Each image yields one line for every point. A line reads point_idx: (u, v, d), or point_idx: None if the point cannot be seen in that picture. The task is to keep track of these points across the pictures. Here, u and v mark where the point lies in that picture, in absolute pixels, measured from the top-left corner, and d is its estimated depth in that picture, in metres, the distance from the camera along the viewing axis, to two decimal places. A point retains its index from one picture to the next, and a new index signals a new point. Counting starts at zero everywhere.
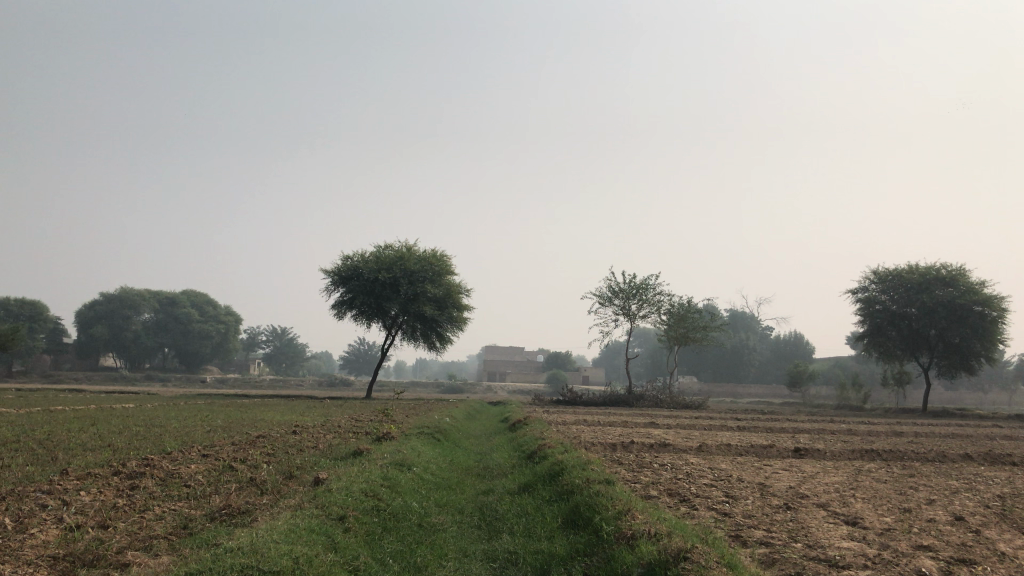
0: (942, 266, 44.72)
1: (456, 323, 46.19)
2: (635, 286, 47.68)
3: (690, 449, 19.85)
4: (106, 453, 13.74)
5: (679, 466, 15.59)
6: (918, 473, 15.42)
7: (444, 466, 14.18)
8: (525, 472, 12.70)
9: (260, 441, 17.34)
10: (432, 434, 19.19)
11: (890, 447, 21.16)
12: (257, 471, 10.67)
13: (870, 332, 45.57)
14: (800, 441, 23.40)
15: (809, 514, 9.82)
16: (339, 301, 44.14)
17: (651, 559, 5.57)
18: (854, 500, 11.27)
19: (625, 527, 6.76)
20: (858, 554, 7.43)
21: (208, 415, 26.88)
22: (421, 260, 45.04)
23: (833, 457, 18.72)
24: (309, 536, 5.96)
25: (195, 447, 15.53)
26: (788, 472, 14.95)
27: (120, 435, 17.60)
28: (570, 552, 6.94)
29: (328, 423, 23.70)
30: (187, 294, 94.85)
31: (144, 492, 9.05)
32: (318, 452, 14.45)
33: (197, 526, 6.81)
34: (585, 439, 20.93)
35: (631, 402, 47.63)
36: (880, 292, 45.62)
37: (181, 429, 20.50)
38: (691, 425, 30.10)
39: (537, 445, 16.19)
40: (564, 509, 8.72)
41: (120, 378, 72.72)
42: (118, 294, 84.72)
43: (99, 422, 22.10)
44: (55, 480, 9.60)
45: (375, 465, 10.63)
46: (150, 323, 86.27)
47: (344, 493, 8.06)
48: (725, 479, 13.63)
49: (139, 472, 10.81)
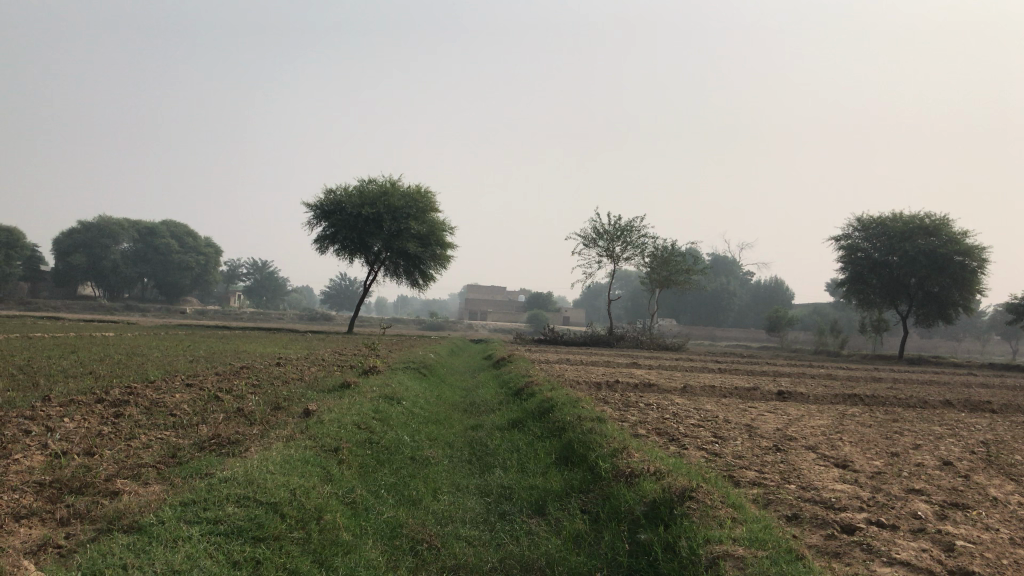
0: (926, 216, 44.67)
1: (440, 261, 45.94)
2: (620, 228, 47.43)
3: (675, 390, 19.94)
4: (89, 380, 13.58)
5: (665, 406, 15.61)
6: (901, 419, 15.49)
7: (431, 400, 14.08)
8: (513, 408, 12.66)
9: (245, 372, 17.21)
10: (417, 369, 19.10)
11: (871, 392, 21.40)
12: (243, 401, 10.51)
13: (851, 280, 45.83)
14: (782, 384, 23.63)
15: (799, 456, 9.84)
16: (322, 235, 43.69)
17: (654, 497, 5.47)
18: (842, 444, 11.26)
19: (623, 465, 6.66)
20: (852, 496, 7.39)
21: (190, 345, 26.66)
22: (405, 196, 44.50)
23: (816, 401, 18.77)
24: (303, 467, 5.81)
25: (177, 376, 15.38)
26: (774, 414, 14.98)
27: (102, 364, 17.43)
28: (567, 489, 6.86)
29: (311, 356, 23.64)
30: (166, 223, 93.54)
31: (130, 420, 8.86)
32: (304, 384, 14.30)
33: (186, 455, 6.64)
34: (570, 378, 21.02)
35: (612, 342, 47.86)
36: (862, 240, 45.74)
37: (162, 358, 20.29)
38: (672, 366, 30.21)
39: (524, 383, 16.11)
40: (557, 445, 8.62)
41: (98, 307, 72.07)
42: (96, 223, 83.27)
43: (78, 350, 21.83)
44: (37, 406, 9.41)
45: (365, 398, 10.50)
46: (129, 253, 85.20)
47: (336, 425, 7.92)
48: (712, 419, 13.64)
49: (123, 399, 10.65)
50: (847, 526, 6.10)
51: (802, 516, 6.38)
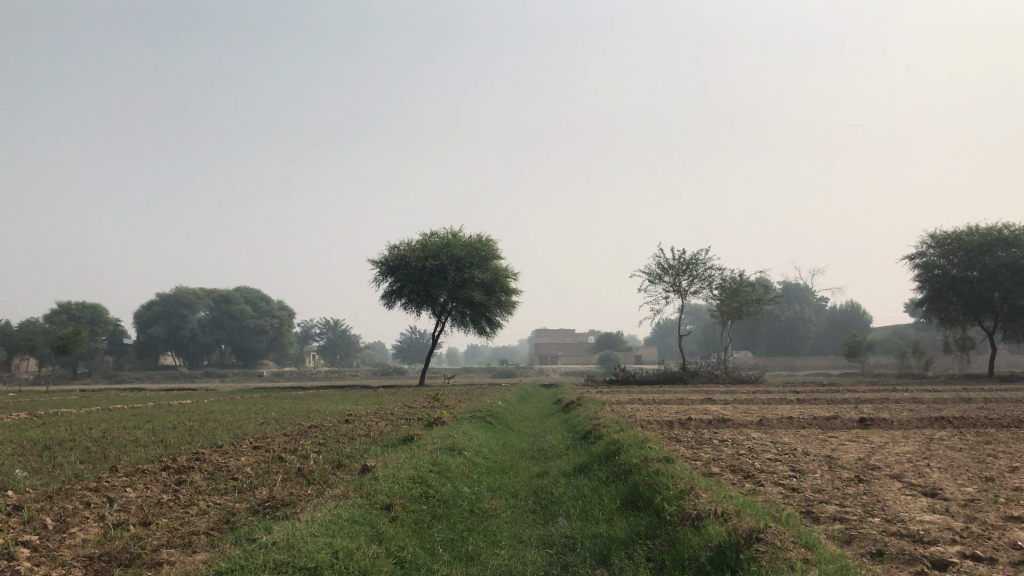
0: (1003, 227, 42.84)
1: (506, 307, 45.78)
2: (685, 262, 46.75)
3: (751, 424, 19.22)
4: (159, 448, 13.69)
5: (740, 442, 15.02)
6: (994, 441, 14.57)
7: (496, 449, 13.79)
8: (580, 452, 12.30)
9: (312, 431, 17.20)
10: (483, 417, 18.85)
11: (960, 414, 20.23)
12: (305, 461, 10.41)
13: (930, 298, 44.18)
14: (865, 411, 22.54)
15: (883, 486, 9.28)
16: (389, 290, 44.18)
17: (720, 541, 5.12)
18: (931, 471, 10.58)
19: (688, 508, 6.30)
20: (944, 528, 6.85)
21: (262, 408, 26.92)
22: (468, 246, 44.73)
23: (901, 426, 17.84)
24: (351, 527, 5.63)
25: (246, 439, 15.44)
26: (855, 443, 14.28)
27: (174, 431, 17.65)
28: (631, 536, 6.52)
29: (380, 411, 23.61)
30: (240, 290, 96.07)
31: (190, 486, 8.84)
32: (369, 439, 14.17)
33: (239, 520, 6.53)
34: (641, 418, 20.47)
35: (686, 378, 46.87)
36: (938, 256, 44.00)
37: (233, 422, 20.49)
38: (748, 399, 29.25)
39: (592, 425, 15.71)
40: (622, 490, 8.26)
41: (179, 376, 74.00)
42: (173, 294, 86.00)
43: (153, 418, 22.22)
44: (103, 478, 9.47)
45: (424, 451, 10.31)
46: (206, 320, 87.59)
47: (391, 480, 7.72)
48: (790, 453, 13.05)
49: (188, 466, 10.66)
50: (939, 562, 5.61)
51: (888, 552, 5.92)
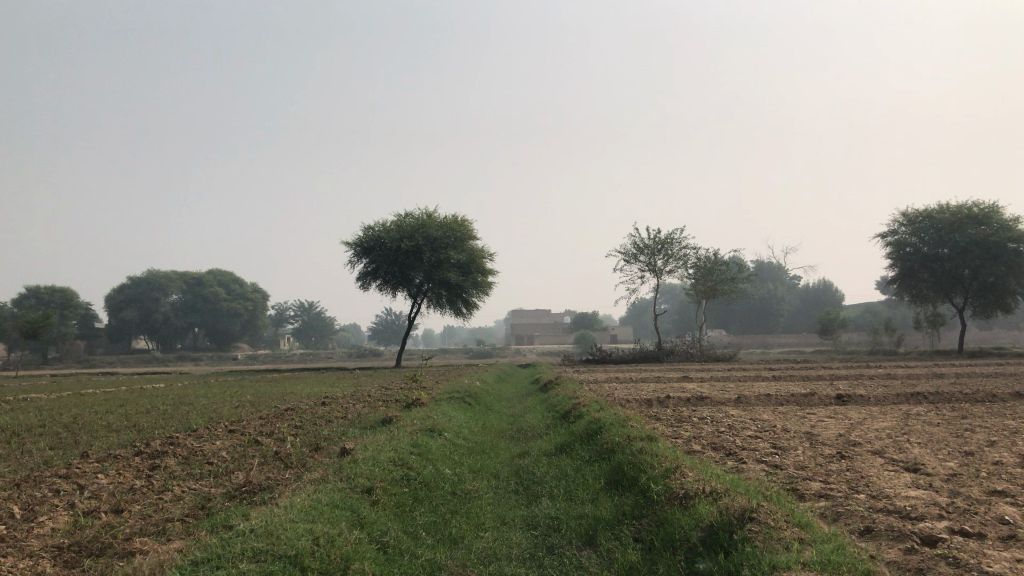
0: (974, 205, 43.27)
1: (482, 288, 45.59)
2: (661, 242, 46.80)
3: (729, 402, 19.27)
4: (132, 433, 13.44)
5: (720, 419, 14.98)
6: (970, 415, 14.65)
7: (476, 431, 13.65)
8: (561, 432, 12.19)
9: (289, 414, 17.01)
10: (462, 398, 18.66)
11: (934, 390, 20.38)
12: (282, 444, 10.23)
13: (901, 275, 44.54)
14: (840, 388, 22.66)
15: (865, 462, 9.24)
16: (363, 271, 43.79)
17: (712, 521, 5.02)
18: (912, 446, 10.59)
19: (676, 486, 6.20)
20: (930, 504, 6.80)
21: (237, 391, 26.56)
22: (443, 227, 44.42)
23: (877, 402, 17.90)
24: (332, 512, 5.47)
25: (220, 423, 15.15)
26: (834, 419, 14.26)
27: (147, 415, 17.36)
28: (617, 516, 6.41)
29: (357, 393, 23.40)
30: (213, 272, 94.96)
31: (164, 472, 8.61)
32: (347, 421, 14.00)
33: (215, 506, 6.32)
34: (619, 397, 20.47)
35: (661, 357, 47.03)
36: (910, 234, 44.34)
37: (209, 405, 20.16)
38: (724, 377, 29.31)
39: (571, 404, 15.61)
40: (606, 470, 8.14)
41: (152, 360, 73.09)
42: (145, 277, 84.86)
43: (126, 402, 21.86)
44: (74, 463, 9.24)
45: (403, 433, 10.16)
46: (178, 303, 86.57)
47: (371, 463, 7.54)
48: (769, 429, 13.03)
49: (161, 450, 10.44)
50: (928, 538, 5.55)
51: (876, 529, 5.85)
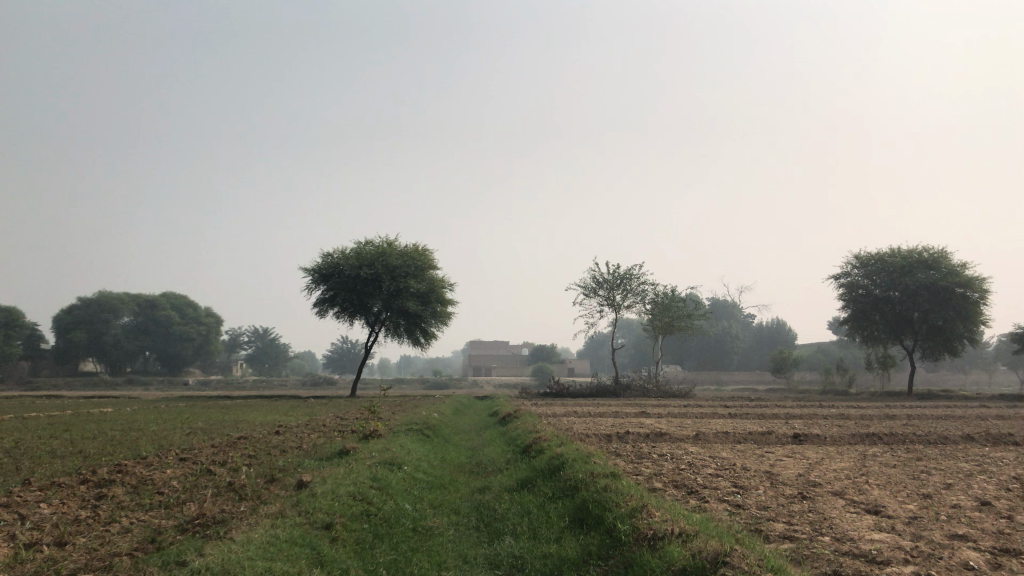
0: (924, 250, 44.30)
1: (441, 318, 45.35)
2: (620, 276, 47.09)
3: (687, 439, 19.28)
4: (78, 459, 12.98)
5: (679, 457, 14.94)
6: (925, 457, 14.79)
7: (434, 464, 13.43)
8: (522, 466, 12.04)
9: (241, 443, 16.60)
10: (419, 430, 18.39)
11: (888, 431, 20.60)
12: (236, 474, 9.93)
13: (853, 316, 45.19)
14: (795, 427, 22.83)
15: (827, 503, 9.24)
16: (321, 298, 43.28)
17: (683, 564, 4.96)
18: (870, 488, 10.65)
19: (643, 527, 6.10)
20: (894, 547, 6.78)
21: (188, 418, 25.90)
22: (403, 255, 44.22)
23: (833, 442, 18.01)
24: (291, 549, 5.27)
25: (170, 451, 14.72)
26: (792, 459, 14.33)
27: (93, 441, 16.80)
28: (583, 556, 6.29)
29: (311, 422, 22.96)
30: (167, 296, 93.30)
31: (111, 502, 8.27)
32: (302, 452, 13.69)
33: (166, 540, 6.07)
34: (577, 431, 20.38)
35: (618, 392, 47.06)
36: (862, 276, 45.20)
37: (158, 432, 19.62)
38: (680, 413, 29.41)
39: (531, 438, 15.46)
40: (570, 507, 8.02)
41: (100, 384, 71.22)
42: (95, 299, 83.02)
43: (72, 428, 21.15)
44: (14, 492, 8.83)
45: (362, 465, 9.93)
46: (129, 326, 84.78)
47: (330, 497, 7.33)
48: (729, 468, 13.03)
49: (109, 478, 10.07)
50: None
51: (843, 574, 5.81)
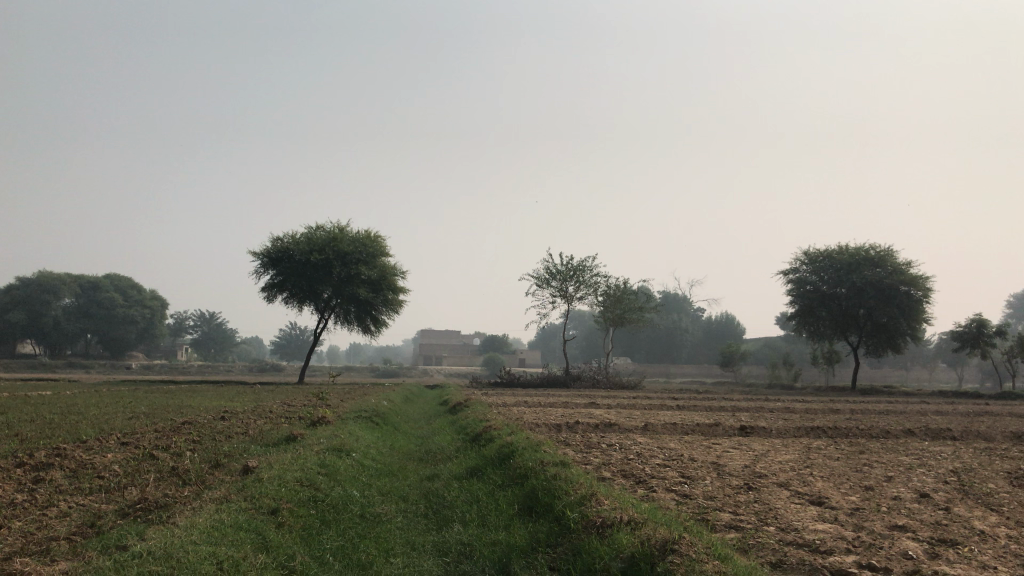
0: (870, 248, 45.26)
1: (392, 306, 45.04)
2: (573, 268, 47.26)
3: (637, 429, 19.44)
4: (14, 442, 12.61)
5: (628, 447, 15.04)
6: (868, 451, 15.12)
7: (383, 451, 13.33)
8: (472, 455, 12.02)
9: (185, 428, 16.29)
10: (369, 418, 18.25)
11: (831, 425, 21.04)
12: (179, 459, 9.74)
13: (800, 312, 45.95)
14: (742, 419, 23.16)
15: (773, 494, 9.38)
16: (270, 283, 42.66)
17: (632, 552, 4.99)
18: (814, 479, 10.84)
19: (592, 515, 6.12)
20: (837, 537, 6.91)
21: (130, 401, 25.36)
22: (355, 241, 43.77)
23: (779, 435, 18.29)
24: (236, 534, 5.18)
25: (111, 435, 14.38)
26: (739, 450, 14.54)
27: (31, 424, 16.34)
28: (531, 544, 6.28)
29: (258, 408, 22.63)
30: (111, 277, 91.21)
31: (49, 486, 8.04)
32: (248, 438, 13.49)
33: (106, 524, 5.91)
34: (528, 420, 20.41)
35: (569, 383, 47.30)
36: (811, 273, 46.02)
37: (99, 415, 19.19)
38: (629, 404, 29.67)
39: (481, 427, 15.45)
40: (519, 495, 8.02)
41: (39, 366, 69.41)
42: (36, 279, 80.81)
43: (9, 410, 20.57)
44: None
45: (310, 451, 9.79)
46: (71, 308, 82.70)
47: (277, 483, 7.22)
48: (677, 458, 13.16)
49: (47, 462, 9.79)
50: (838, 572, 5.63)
51: (787, 562, 5.90)
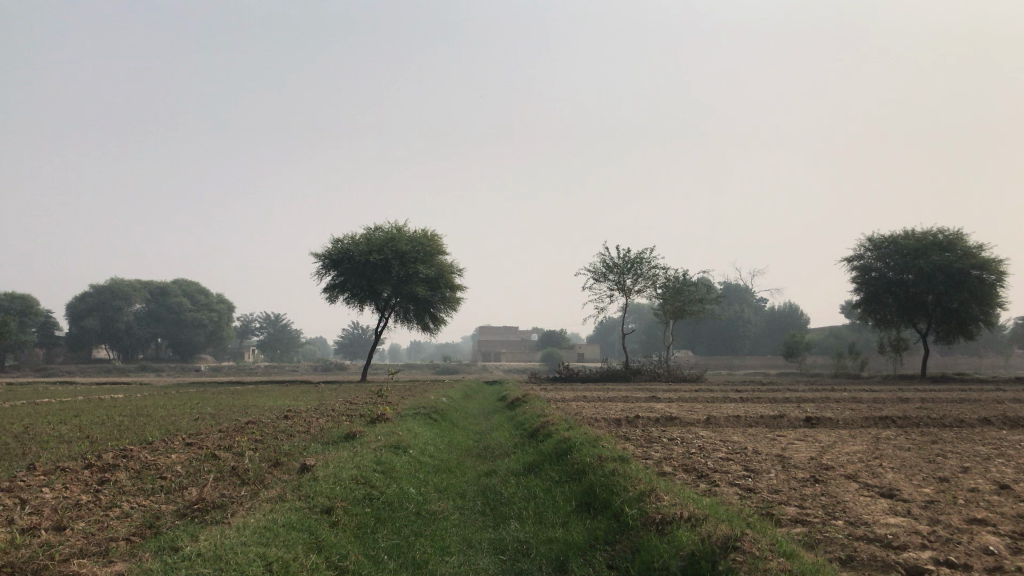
0: (938, 232, 43.79)
1: (450, 304, 45.20)
2: (630, 261, 46.78)
3: (699, 423, 19.09)
4: (84, 445, 12.91)
5: (689, 440, 14.77)
6: (941, 441, 14.55)
7: (442, 448, 13.30)
8: (530, 451, 11.90)
9: (248, 427, 16.51)
10: (428, 415, 18.28)
11: (902, 414, 20.38)
12: (240, 459, 9.82)
13: (866, 300, 44.76)
14: (808, 410, 22.58)
15: (840, 487, 9.05)
16: (331, 284, 43.23)
17: (692, 550, 4.81)
18: (885, 471, 10.45)
19: (651, 511, 5.94)
20: (910, 531, 6.61)
21: (197, 403, 25.85)
22: (412, 241, 44.05)
23: (846, 425, 17.78)
24: (288, 534, 5.14)
25: (177, 436, 14.64)
26: (805, 442, 14.14)
27: (102, 427, 16.73)
28: (589, 541, 6.14)
29: (320, 407, 22.86)
30: (179, 282, 93.60)
31: (114, 487, 8.16)
32: (309, 436, 13.61)
33: (164, 525, 5.94)
34: (588, 415, 20.20)
35: (629, 377, 46.88)
36: (876, 259, 44.73)
37: (166, 417, 19.61)
38: (691, 397, 29.20)
39: (540, 423, 15.32)
40: (577, 491, 7.87)
41: (113, 370, 71.58)
42: (108, 286, 83.34)
43: (82, 413, 21.14)
44: (17, 476, 8.73)
45: (367, 449, 9.79)
46: (142, 313, 85.12)
47: (332, 481, 7.20)
48: (740, 451, 12.85)
49: (114, 463, 9.96)
50: (912, 568, 5.34)
51: (858, 558, 5.65)
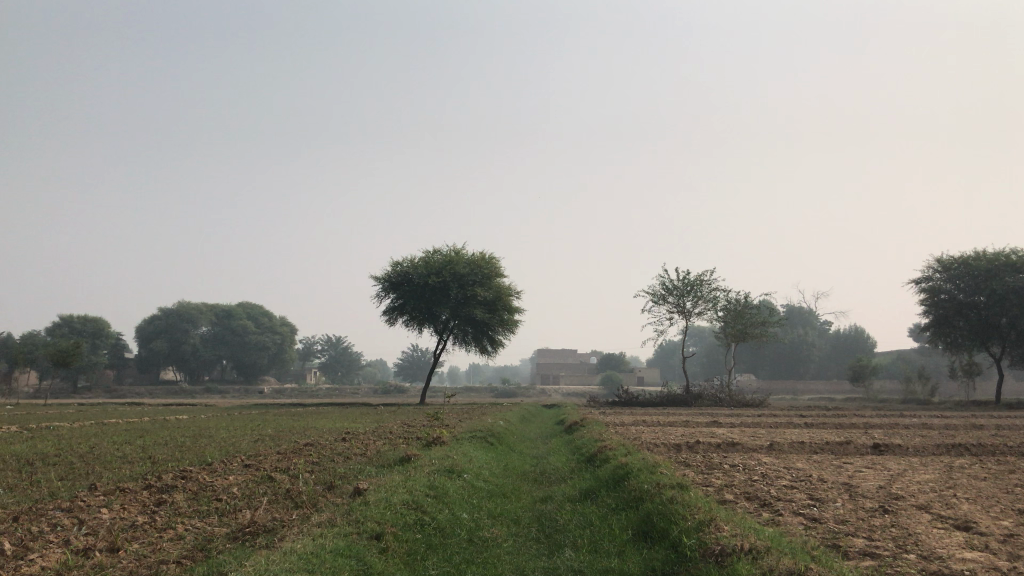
0: (1011, 253, 42.22)
1: (509, 327, 45.08)
2: (689, 283, 46.20)
3: (762, 449, 18.60)
4: (146, 465, 13.13)
5: (750, 467, 14.36)
6: (1018, 470, 13.88)
7: (498, 472, 13.18)
8: (586, 477, 11.67)
9: (307, 449, 16.64)
10: (484, 438, 18.19)
11: (975, 442, 19.58)
12: (295, 481, 9.83)
13: (935, 323, 43.31)
14: (876, 437, 21.82)
15: (912, 518, 8.64)
16: (391, 307, 43.59)
17: None
18: (959, 502, 9.96)
19: (711, 541, 5.69)
20: (988, 568, 6.22)
21: (258, 424, 26.19)
22: (471, 264, 44.16)
23: (917, 453, 17.12)
24: (335, 560, 5.06)
25: (236, 457, 14.81)
26: (873, 470, 13.61)
27: (165, 447, 17.03)
28: (645, 571, 5.95)
29: (378, 429, 22.95)
30: (243, 306, 95.63)
31: (169, 508, 8.22)
32: (365, 459, 13.62)
33: (215, 548, 5.92)
34: (646, 440, 19.87)
35: (690, 401, 46.05)
36: (945, 281, 43.28)
37: (226, 439, 19.83)
38: (754, 423, 28.51)
39: (598, 448, 15.06)
40: (634, 519, 7.66)
41: (180, 391, 73.23)
42: (175, 309, 85.49)
43: (147, 434, 21.57)
44: (78, 497, 8.86)
45: (421, 473, 9.71)
46: (207, 336, 87.09)
47: (383, 505, 7.13)
48: (805, 479, 12.44)
49: (172, 484, 10.06)
50: None
51: None
